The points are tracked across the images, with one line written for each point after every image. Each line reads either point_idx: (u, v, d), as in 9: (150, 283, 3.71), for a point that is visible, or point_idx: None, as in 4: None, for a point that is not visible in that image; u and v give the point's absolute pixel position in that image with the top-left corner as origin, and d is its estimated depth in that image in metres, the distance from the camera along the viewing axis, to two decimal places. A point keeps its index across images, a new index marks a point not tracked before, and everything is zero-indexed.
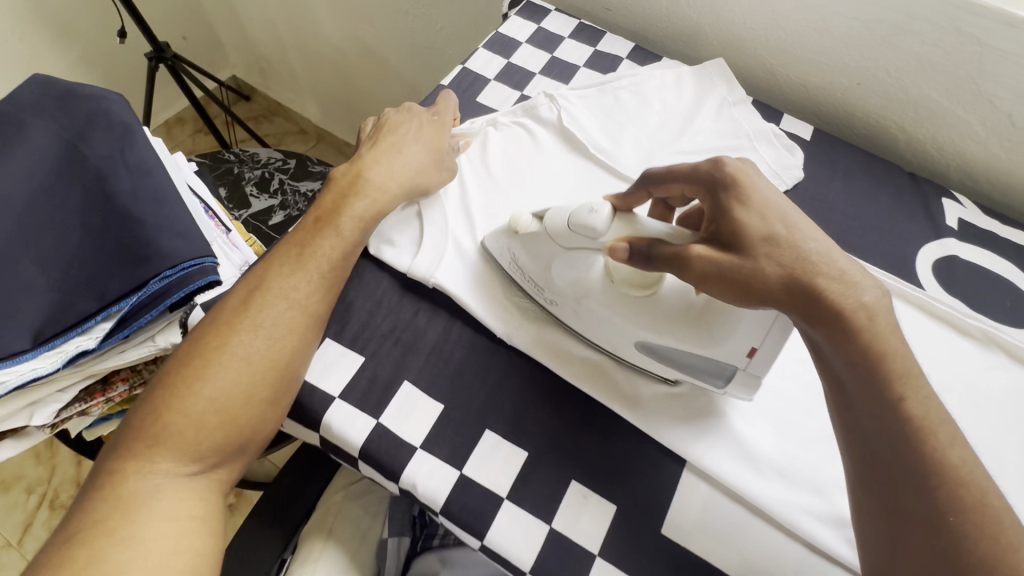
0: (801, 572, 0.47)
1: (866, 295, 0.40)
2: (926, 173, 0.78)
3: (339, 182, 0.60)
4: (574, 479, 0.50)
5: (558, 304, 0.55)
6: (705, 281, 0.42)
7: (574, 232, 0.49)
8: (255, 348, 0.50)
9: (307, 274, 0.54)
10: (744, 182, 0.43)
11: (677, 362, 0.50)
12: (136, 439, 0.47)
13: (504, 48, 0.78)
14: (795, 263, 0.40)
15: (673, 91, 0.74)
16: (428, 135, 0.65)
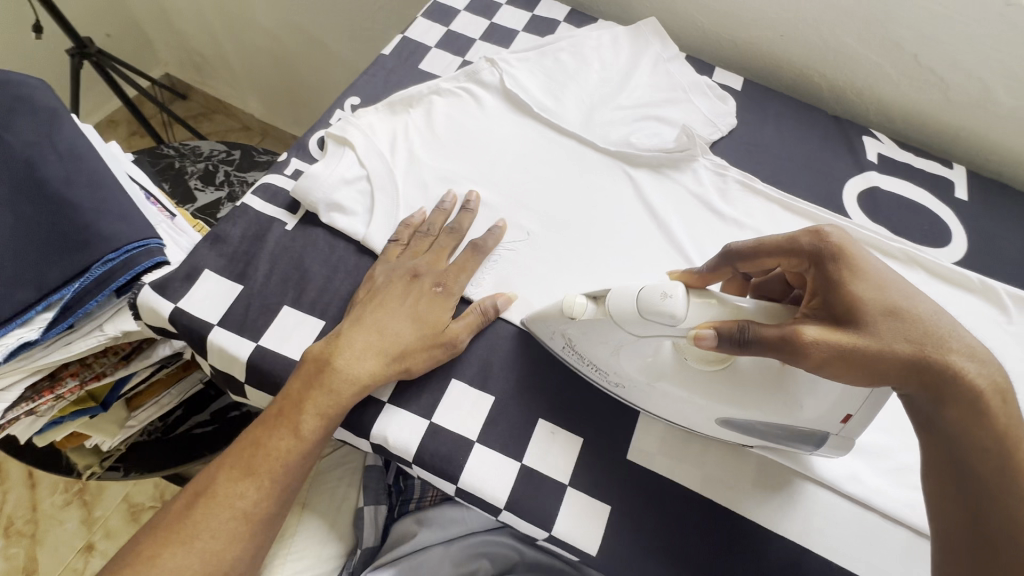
0: (757, 482, 0.51)
1: (997, 373, 0.39)
2: (848, 117, 0.83)
3: (307, 368, 0.50)
4: (541, 417, 0.52)
5: (625, 386, 0.50)
6: (824, 364, 0.39)
7: (652, 321, 0.43)
8: (187, 567, 0.46)
9: (255, 482, 0.49)
10: (848, 251, 0.42)
11: (763, 433, 0.48)
12: None
13: (443, 17, 0.78)
14: (924, 339, 0.39)
15: (610, 50, 0.76)
16: (422, 304, 0.54)
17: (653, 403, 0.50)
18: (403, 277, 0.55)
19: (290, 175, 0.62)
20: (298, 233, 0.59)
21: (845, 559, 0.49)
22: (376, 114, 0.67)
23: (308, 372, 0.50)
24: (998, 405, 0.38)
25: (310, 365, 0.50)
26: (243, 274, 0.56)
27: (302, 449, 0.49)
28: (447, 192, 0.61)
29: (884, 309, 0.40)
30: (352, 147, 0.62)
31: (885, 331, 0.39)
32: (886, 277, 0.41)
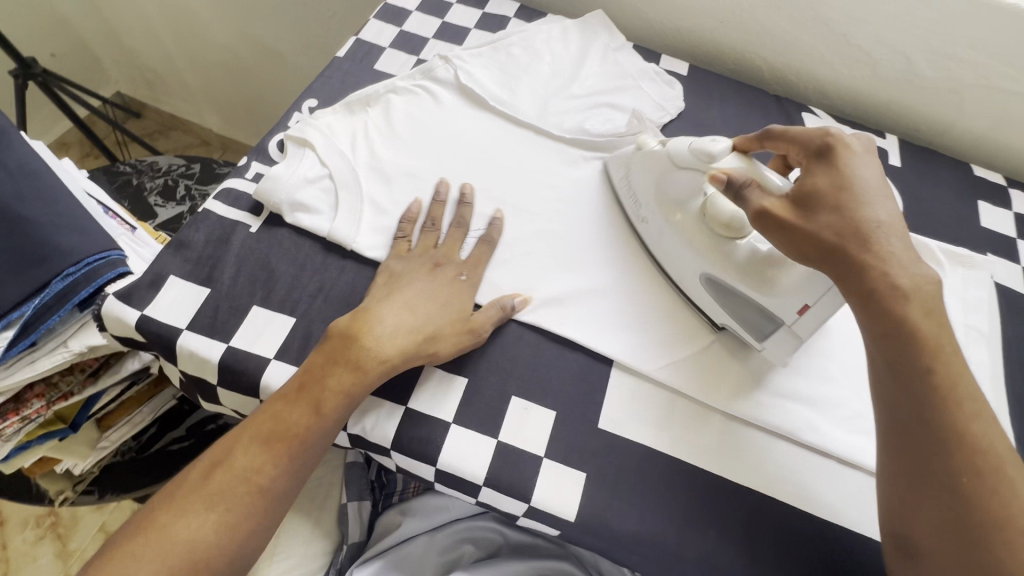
0: (721, 438, 0.54)
1: (902, 277, 0.43)
2: (789, 96, 0.88)
3: (333, 342, 0.51)
4: (514, 395, 0.54)
5: (647, 222, 0.62)
6: (766, 228, 0.49)
7: (694, 155, 0.56)
8: (196, 541, 0.44)
9: (273, 459, 0.48)
10: (835, 150, 0.50)
11: (730, 302, 0.56)
12: None
13: (395, 17, 0.80)
14: (849, 231, 0.45)
15: (560, 42, 0.79)
16: (446, 291, 0.56)
17: (660, 245, 0.61)
18: (427, 265, 0.57)
19: (251, 179, 0.63)
20: (262, 235, 0.59)
21: (808, 503, 0.52)
22: (334, 115, 0.67)
23: (335, 344, 0.51)
24: (904, 305, 0.43)
25: (337, 339, 0.51)
26: (209, 278, 0.56)
27: (319, 427, 0.49)
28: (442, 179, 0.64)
29: (833, 204, 0.47)
30: (312, 147, 0.63)
31: (820, 217, 0.46)
32: (853, 180, 0.47)
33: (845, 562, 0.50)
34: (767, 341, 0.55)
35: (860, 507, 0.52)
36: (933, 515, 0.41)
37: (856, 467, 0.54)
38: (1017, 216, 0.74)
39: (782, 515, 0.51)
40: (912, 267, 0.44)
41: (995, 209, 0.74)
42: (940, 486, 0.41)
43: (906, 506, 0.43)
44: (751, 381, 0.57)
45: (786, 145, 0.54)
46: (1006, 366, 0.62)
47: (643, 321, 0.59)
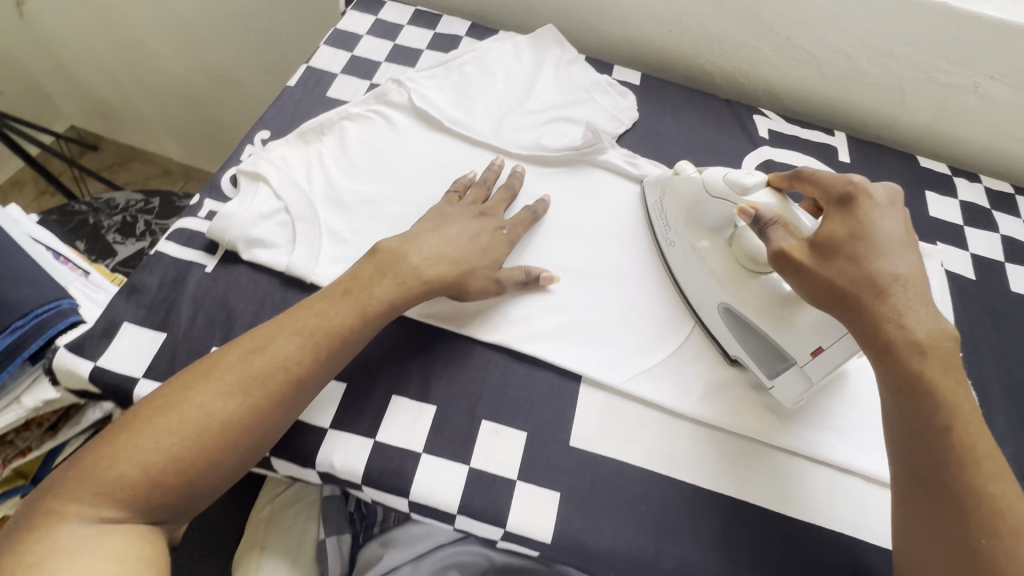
0: (691, 445, 0.55)
1: (920, 333, 0.46)
2: (741, 99, 0.90)
3: (375, 258, 0.54)
4: (485, 418, 0.54)
5: (675, 246, 0.63)
6: (783, 270, 0.51)
7: (727, 186, 0.56)
8: (230, 408, 0.45)
9: (310, 347, 0.49)
10: (857, 201, 0.52)
11: (747, 335, 0.57)
12: (80, 472, 0.42)
13: (346, 43, 0.79)
14: (865, 282, 0.47)
15: (512, 59, 0.79)
16: (483, 236, 0.59)
17: (685, 272, 0.62)
18: (470, 212, 0.61)
19: (204, 217, 0.61)
20: (218, 274, 0.58)
21: (781, 504, 0.53)
22: (286, 146, 0.67)
23: (384, 258, 0.54)
24: (920, 360, 0.45)
25: (386, 254, 0.55)
26: (165, 321, 0.55)
27: (362, 329, 0.51)
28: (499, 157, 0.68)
29: (850, 253, 0.49)
30: (266, 181, 0.62)
31: (837, 265, 0.49)
32: (872, 232, 0.50)
33: (822, 559, 0.51)
34: (776, 379, 0.55)
35: (831, 504, 0.53)
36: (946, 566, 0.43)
37: (823, 463, 0.55)
38: (962, 203, 0.76)
39: (758, 518, 0.52)
40: (929, 324, 0.46)
41: (941, 198, 0.76)
42: (956, 539, 0.43)
43: (922, 554, 0.45)
44: (720, 387, 0.58)
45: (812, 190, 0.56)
46: (960, 352, 0.64)
47: (620, 334, 0.59)
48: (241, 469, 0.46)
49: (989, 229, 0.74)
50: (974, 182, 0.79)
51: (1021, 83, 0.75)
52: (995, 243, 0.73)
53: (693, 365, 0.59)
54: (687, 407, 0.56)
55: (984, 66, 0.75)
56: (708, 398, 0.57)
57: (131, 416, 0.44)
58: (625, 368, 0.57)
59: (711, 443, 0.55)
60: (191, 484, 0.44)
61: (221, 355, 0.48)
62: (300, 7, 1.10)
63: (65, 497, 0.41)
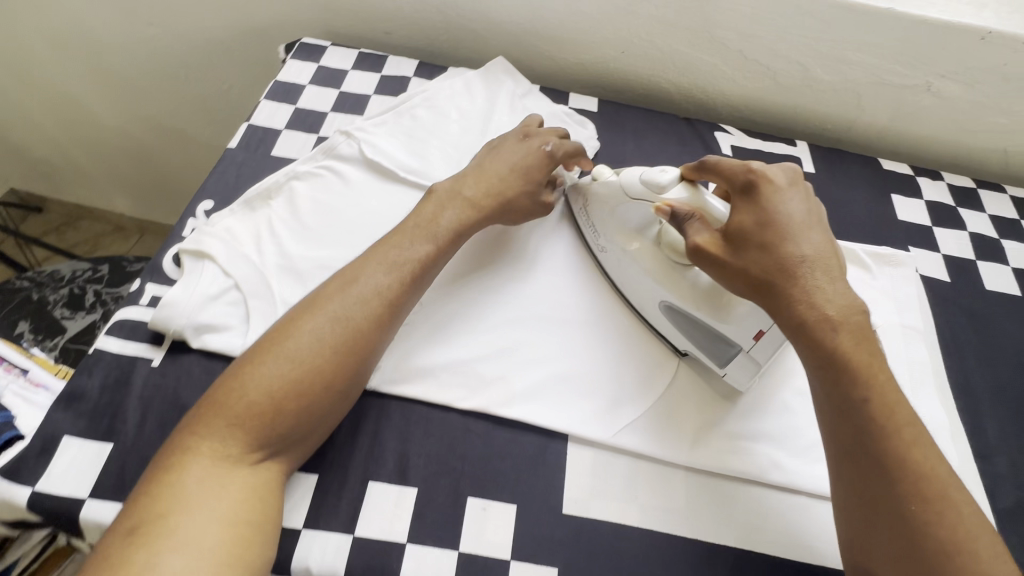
0: (688, 493, 0.52)
1: (829, 309, 0.45)
2: (701, 114, 0.89)
3: (437, 199, 0.60)
4: (470, 495, 0.50)
5: (607, 251, 0.62)
6: (703, 265, 0.50)
7: (643, 187, 0.55)
8: (330, 336, 0.49)
9: (392, 278, 0.53)
10: (757, 186, 0.51)
11: (689, 328, 0.56)
12: (208, 410, 0.46)
13: (288, 95, 0.75)
14: (776, 267, 0.47)
15: (464, 98, 0.76)
16: (531, 158, 0.63)
17: (621, 274, 0.61)
18: (516, 137, 0.65)
19: (147, 304, 0.57)
20: (167, 369, 0.54)
21: (786, 548, 0.50)
22: (231, 215, 0.62)
23: (440, 198, 0.60)
24: (833, 334, 0.45)
25: (442, 194, 0.60)
26: (111, 430, 0.50)
27: (436, 256, 0.56)
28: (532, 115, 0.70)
29: (760, 239, 0.48)
30: (211, 258, 0.58)
31: (749, 254, 0.48)
32: (776, 214, 0.49)
33: None
34: (728, 365, 0.55)
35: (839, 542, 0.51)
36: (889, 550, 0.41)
37: (826, 499, 0.53)
38: (928, 204, 0.76)
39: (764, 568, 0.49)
40: (839, 299, 0.46)
41: (907, 201, 0.76)
42: (894, 524, 0.41)
43: (862, 541, 0.43)
44: (712, 428, 0.55)
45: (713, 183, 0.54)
46: (946, 360, 0.63)
47: (601, 379, 0.57)
48: (349, 394, 0.50)
49: (957, 227, 0.74)
50: (938, 181, 0.79)
51: (972, 79, 0.76)
52: (965, 242, 0.73)
53: (680, 407, 0.56)
54: (680, 454, 0.54)
55: (935, 66, 0.75)
56: (700, 442, 0.54)
57: (246, 355, 0.48)
58: (605, 425, 0.54)
59: (708, 489, 0.53)
60: (307, 410, 0.47)
61: (316, 293, 0.52)
62: (239, 55, 1.03)
63: (198, 436, 0.45)
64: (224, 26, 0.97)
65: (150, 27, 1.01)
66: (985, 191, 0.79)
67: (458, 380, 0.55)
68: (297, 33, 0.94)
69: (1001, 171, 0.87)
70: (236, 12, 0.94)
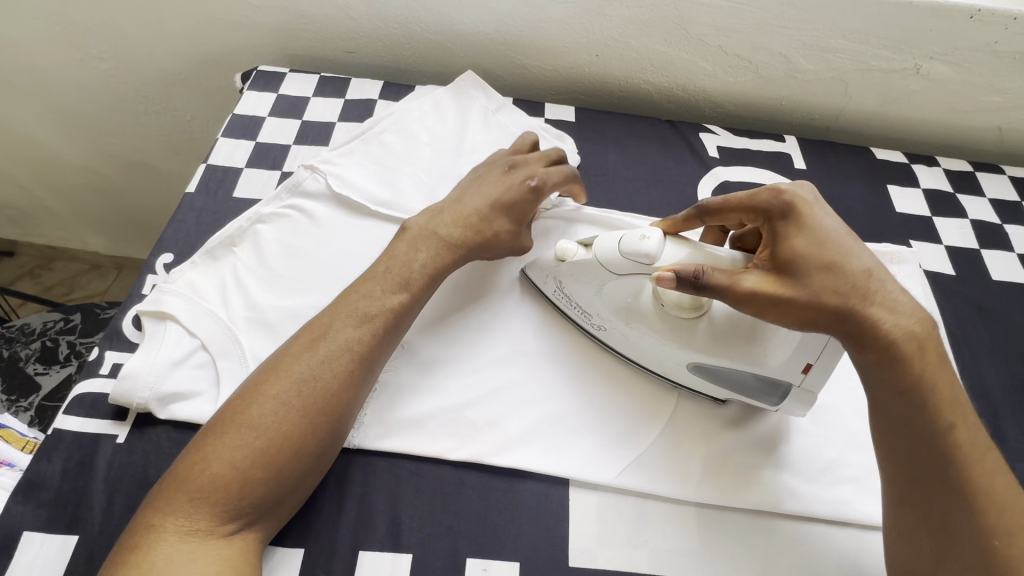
0: (702, 532, 0.49)
1: (911, 324, 0.43)
2: (682, 113, 0.85)
3: (411, 236, 0.56)
4: (469, 555, 0.47)
5: (606, 327, 0.55)
6: (757, 307, 0.45)
7: (630, 259, 0.49)
8: (302, 397, 0.45)
9: (366, 327, 0.49)
10: (798, 206, 0.47)
11: (731, 380, 0.51)
12: (171, 484, 0.42)
13: (247, 130, 0.71)
14: (851, 290, 0.43)
15: (434, 118, 0.72)
16: (514, 190, 0.59)
17: (633, 348, 0.55)
18: (500, 168, 0.61)
19: (108, 374, 0.53)
20: (133, 444, 0.50)
21: None
22: (193, 268, 0.58)
23: (414, 235, 0.56)
24: (919, 358, 0.42)
25: (416, 230, 0.56)
26: (75, 519, 0.46)
27: (412, 302, 0.52)
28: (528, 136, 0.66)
29: (824, 263, 0.44)
30: (174, 318, 0.54)
31: (816, 282, 0.43)
32: (830, 234, 0.45)
33: None
34: (782, 401, 0.51)
35: (863, 571, 0.48)
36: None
37: (847, 524, 0.50)
38: (925, 192, 0.73)
39: None
40: (916, 316, 0.43)
41: (904, 191, 0.73)
42: (966, 555, 0.40)
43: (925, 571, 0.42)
44: (723, 458, 0.52)
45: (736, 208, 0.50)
46: (958, 360, 0.60)
47: (598, 415, 0.54)
48: (325, 457, 0.46)
49: (957, 215, 0.71)
50: (934, 167, 0.76)
51: (962, 59, 0.73)
52: (967, 230, 0.70)
53: (685, 437, 0.53)
54: (690, 491, 0.50)
55: (923, 48, 0.72)
56: (710, 475, 0.51)
57: (212, 422, 0.45)
58: (615, 460, 0.51)
59: (723, 528, 0.49)
60: (279, 477, 0.44)
61: (285, 349, 0.48)
62: (196, 85, 0.98)
63: (162, 513, 0.41)
64: (178, 56, 0.92)
65: (100, 63, 0.95)
66: (982, 174, 0.76)
67: (449, 430, 0.51)
68: (254, 60, 0.89)
69: (996, 150, 0.84)
70: (188, 42, 0.89)
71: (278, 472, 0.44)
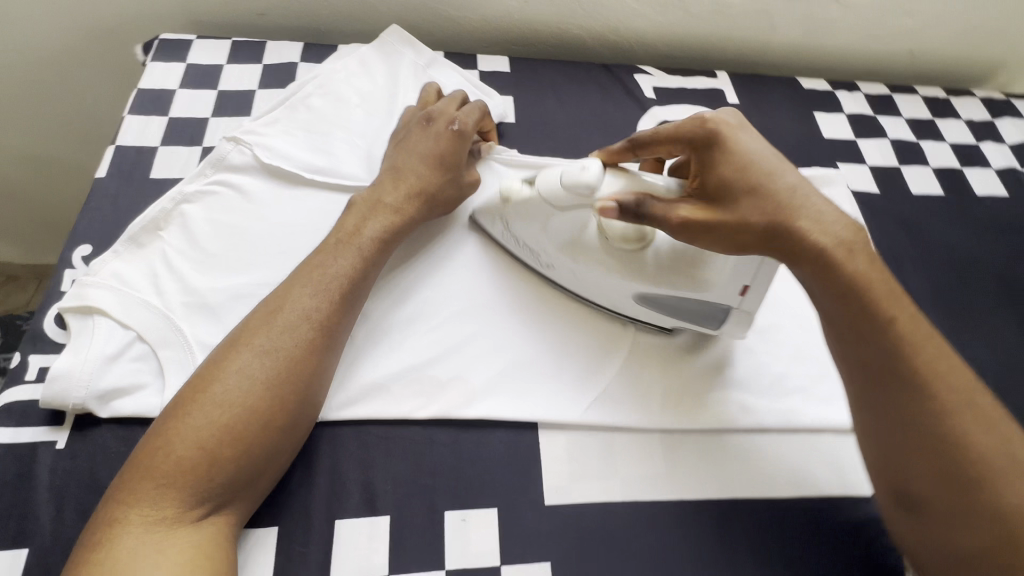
0: (667, 457, 0.52)
1: (835, 233, 0.45)
2: (617, 57, 0.85)
3: (358, 208, 0.55)
4: (447, 508, 0.48)
5: (554, 266, 0.56)
6: (692, 237, 0.46)
7: (567, 189, 0.49)
8: (261, 372, 0.44)
9: (323, 295, 0.48)
10: (719, 134, 0.47)
11: (675, 307, 0.53)
12: (130, 474, 0.40)
13: (157, 105, 0.66)
14: (775, 206, 0.44)
15: (363, 78, 0.69)
16: (441, 142, 0.57)
17: (580, 282, 0.55)
18: (420, 124, 0.59)
19: (36, 378, 0.49)
20: (76, 449, 0.47)
21: (767, 489, 0.51)
22: (116, 256, 0.54)
23: (359, 206, 0.55)
24: (847, 260, 0.44)
25: (362, 203, 0.55)
26: (21, 532, 0.43)
27: (369, 269, 0.52)
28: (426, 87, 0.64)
29: (747, 185, 0.45)
30: (102, 312, 0.50)
31: (743, 203, 0.45)
32: (751, 158, 0.46)
33: (825, 533, 0.50)
34: (722, 326, 0.54)
35: (814, 470, 0.52)
36: (932, 481, 0.41)
37: (796, 430, 0.54)
38: (849, 117, 0.77)
39: (752, 513, 0.50)
40: (841, 221, 0.46)
41: (829, 118, 0.76)
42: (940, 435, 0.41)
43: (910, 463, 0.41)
44: (681, 385, 0.55)
45: (662, 140, 0.51)
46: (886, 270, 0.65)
47: (562, 357, 0.55)
48: (298, 428, 0.45)
49: (879, 136, 0.75)
50: (855, 92, 0.80)
51: None
52: (887, 150, 0.74)
53: (644, 370, 0.55)
54: (653, 419, 0.52)
55: None
56: (669, 401, 0.54)
57: (168, 408, 0.43)
58: (580, 396, 0.53)
59: (686, 449, 0.52)
60: (251, 454, 0.42)
61: (243, 325, 0.47)
62: (92, 65, 0.88)
63: (124, 506, 0.39)
64: (65, 31, 0.83)
65: None
66: (899, 96, 0.80)
67: (413, 390, 0.51)
68: (156, 30, 0.82)
69: (909, 72, 0.89)
70: (74, 12, 0.80)
71: (245, 452, 0.42)
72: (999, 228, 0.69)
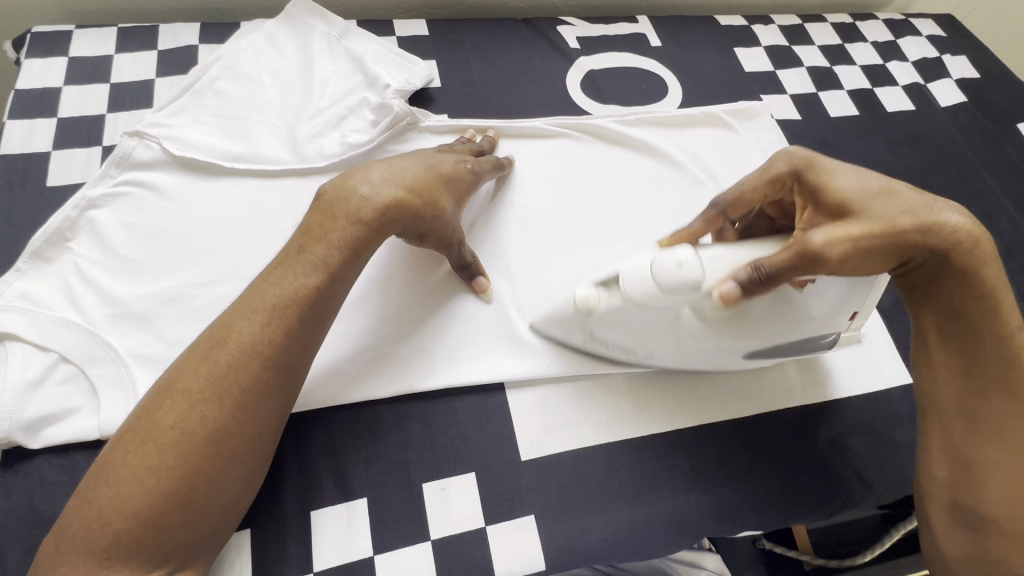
0: (634, 397, 0.53)
1: (961, 232, 0.43)
2: (537, 11, 0.83)
3: (327, 203, 0.46)
4: (425, 480, 0.47)
5: (651, 354, 0.51)
6: (841, 262, 0.41)
7: (676, 292, 0.42)
8: (207, 419, 0.38)
9: (277, 323, 0.41)
10: (818, 161, 0.46)
11: (789, 351, 0.51)
12: (67, 543, 0.35)
13: (40, 105, 0.59)
14: (910, 204, 0.43)
15: (273, 55, 0.64)
16: (446, 165, 0.52)
17: (682, 359, 0.51)
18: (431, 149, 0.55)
19: None
20: (8, 486, 0.43)
21: (729, 410, 0.53)
22: (19, 276, 0.48)
23: (333, 196, 0.46)
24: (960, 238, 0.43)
25: (332, 190, 0.46)
26: None
27: (334, 284, 0.44)
28: (487, 131, 0.63)
29: (875, 189, 0.43)
30: (13, 337, 0.45)
31: (878, 206, 0.42)
32: (853, 172, 0.45)
33: (787, 443, 0.53)
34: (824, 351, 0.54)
35: (769, 386, 0.55)
36: (987, 461, 0.43)
37: None
38: (766, 50, 0.79)
39: (722, 436, 0.52)
40: (970, 226, 0.43)
41: (749, 52, 0.78)
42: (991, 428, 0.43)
43: (963, 441, 0.44)
44: None
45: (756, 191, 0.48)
46: None
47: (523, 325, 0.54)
48: (254, 469, 0.40)
49: (795, 66, 0.78)
50: (769, 25, 0.82)
51: None
52: (805, 77, 0.77)
53: None
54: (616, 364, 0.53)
55: None
56: None
57: (102, 463, 0.37)
58: (542, 355, 0.53)
59: (649, 388, 0.54)
60: (203, 511, 0.37)
61: (186, 362, 0.40)
62: None
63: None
64: None
65: None
66: (809, 25, 0.83)
67: (382, 368, 0.50)
68: (24, 24, 0.73)
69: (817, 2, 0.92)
70: None
71: (200, 507, 0.37)
72: (910, 141, 0.74)
